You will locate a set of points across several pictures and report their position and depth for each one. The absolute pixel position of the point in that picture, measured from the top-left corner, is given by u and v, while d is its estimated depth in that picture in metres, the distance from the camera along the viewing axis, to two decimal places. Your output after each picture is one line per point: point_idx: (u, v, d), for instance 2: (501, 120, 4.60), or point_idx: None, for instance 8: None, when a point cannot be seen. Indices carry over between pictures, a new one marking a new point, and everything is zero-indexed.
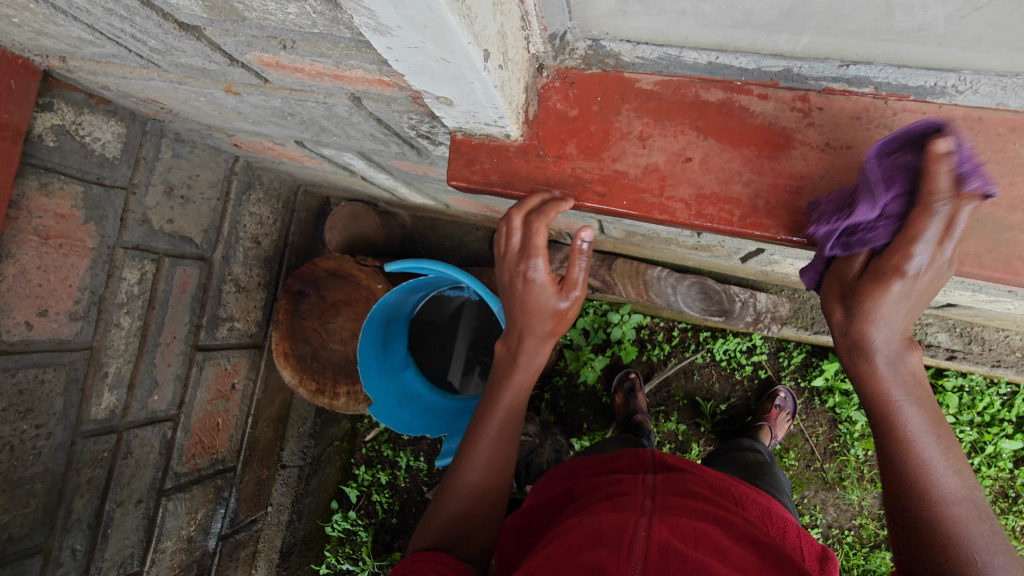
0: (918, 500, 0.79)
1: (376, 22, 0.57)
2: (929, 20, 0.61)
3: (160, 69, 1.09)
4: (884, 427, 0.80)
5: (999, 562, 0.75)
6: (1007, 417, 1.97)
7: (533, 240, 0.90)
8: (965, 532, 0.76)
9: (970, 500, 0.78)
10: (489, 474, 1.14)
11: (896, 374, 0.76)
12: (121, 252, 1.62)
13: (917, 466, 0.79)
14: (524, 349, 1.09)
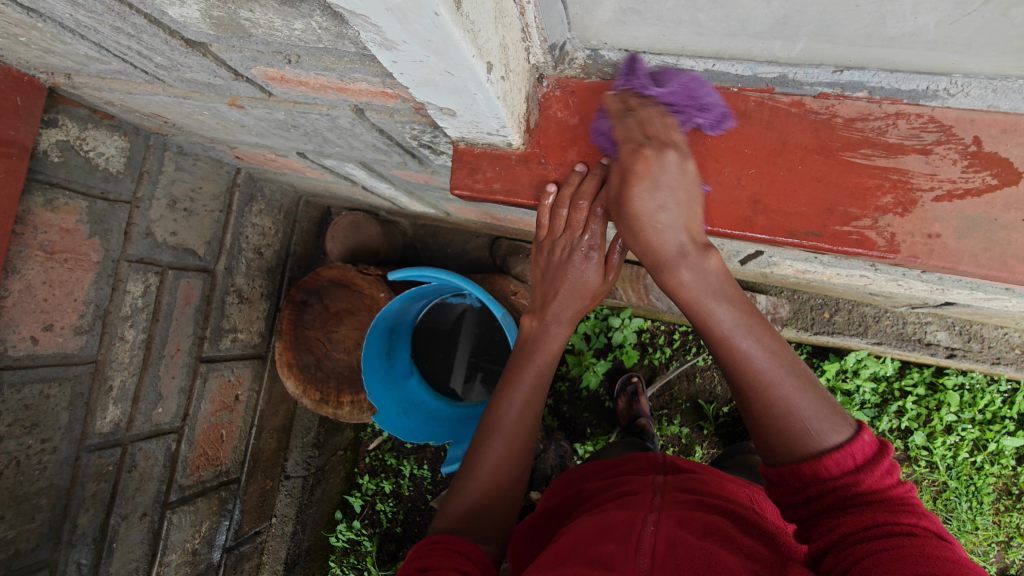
0: (753, 393, 0.83)
1: (383, 38, 0.58)
2: (920, 26, 0.62)
3: (165, 85, 1.11)
4: (709, 333, 0.86)
5: (828, 425, 0.77)
6: (1008, 414, 1.98)
7: (590, 221, 0.94)
8: (797, 408, 0.79)
9: (793, 375, 0.81)
10: (504, 470, 1.13)
11: (697, 271, 0.83)
12: (125, 265, 1.63)
13: (738, 360, 0.83)
14: (556, 325, 1.12)
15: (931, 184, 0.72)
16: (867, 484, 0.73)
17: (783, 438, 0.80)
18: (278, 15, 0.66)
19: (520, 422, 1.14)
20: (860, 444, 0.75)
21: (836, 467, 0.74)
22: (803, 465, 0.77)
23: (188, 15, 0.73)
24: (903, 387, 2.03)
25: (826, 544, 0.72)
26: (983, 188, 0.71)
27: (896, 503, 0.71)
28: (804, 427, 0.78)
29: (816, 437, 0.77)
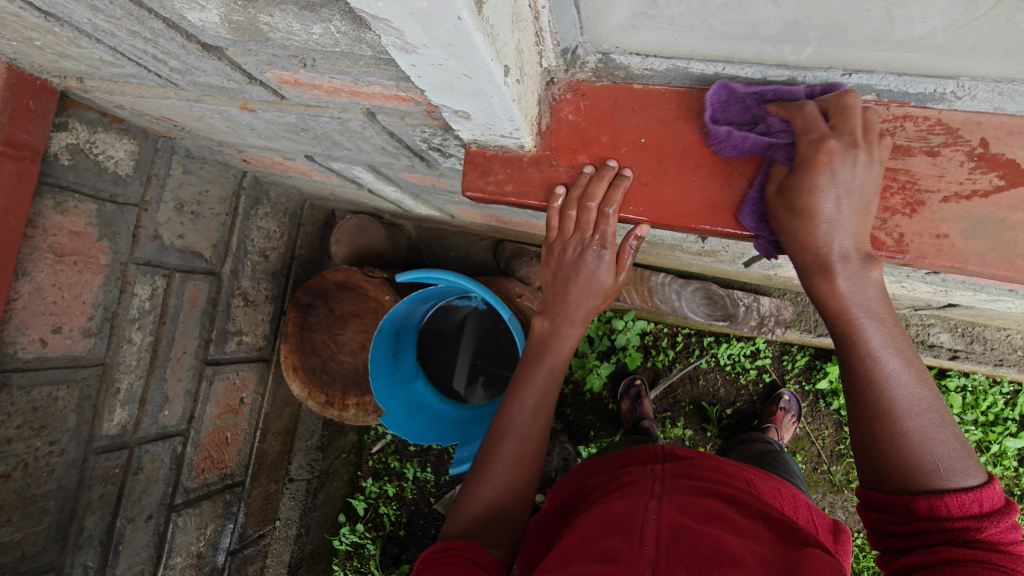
0: (886, 416, 0.78)
1: (403, 41, 0.59)
2: (928, 30, 0.63)
3: (177, 88, 1.12)
4: (849, 345, 0.79)
5: (962, 469, 0.76)
6: (1011, 416, 1.99)
7: (602, 224, 0.91)
8: (932, 445, 0.77)
9: (937, 411, 0.78)
10: (518, 469, 1.14)
11: (855, 300, 0.76)
12: (133, 268, 1.64)
13: (881, 382, 0.78)
14: (569, 326, 1.14)
15: (938, 185, 0.74)
16: (989, 532, 0.73)
17: (904, 467, 0.78)
18: (298, 20, 0.67)
19: (532, 422, 1.16)
20: (990, 493, 0.75)
21: (960, 510, 0.74)
22: (924, 501, 0.76)
23: (208, 19, 0.74)
24: None
25: (916, 560, 0.75)
26: (989, 189, 0.72)
27: (1007, 550, 0.72)
28: (936, 467, 0.76)
29: (949, 479, 0.76)
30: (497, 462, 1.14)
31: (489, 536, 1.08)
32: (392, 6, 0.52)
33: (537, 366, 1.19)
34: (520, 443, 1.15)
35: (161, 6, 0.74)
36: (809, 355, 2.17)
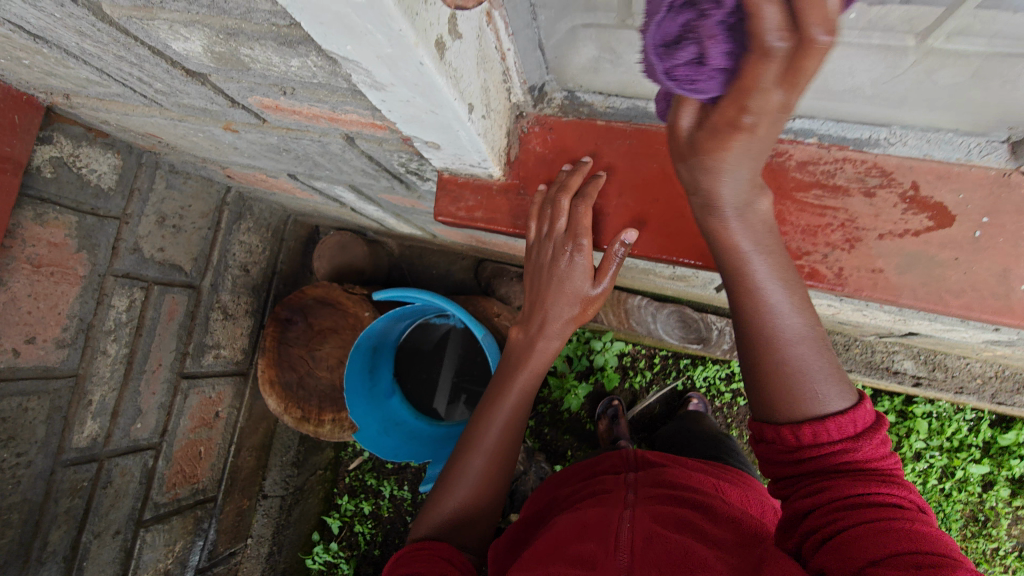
0: (765, 342, 0.78)
1: (372, 80, 0.63)
2: (858, 84, 0.69)
3: (162, 108, 1.15)
4: (730, 275, 0.78)
5: (836, 392, 0.75)
6: (974, 442, 2.05)
7: (581, 223, 0.89)
8: (807, 368, 0.76)
9: (814, 336, 0.78)
10: (487, 477, 1.17)
11: (743, 225, 0.73)
12: (111, 280, 1.65)
13: (761, 309, 0.77)
14: (545, 337, 1.11)
15: (875, 224, 0.79)
16: (863, 451, 0.72)
17: (781, 394, 0.77)
18: (276, 55, 0.71)
19: (504, 432, 1.18)
20: (861, 413, 0.74)
21: (837, 433, 0.73)
22: (801, 427, 0.75)
23: (190, 50, 0.77)
24: None
25: (809, 506, 0.73)
26: (921, 229, 0.78)
27: (881, 472, 0.72)
28: (811, 392, 0.75)
29: (822, 403, 0.75)
30: (467, 468, 1.17)
31: (457, 541, 1.13)
32: (360, 51, 0.56)
33: (514, 376, 1.18)
34: (490, 450, 1.17)
35: (146, 34, 0.76)
36: None
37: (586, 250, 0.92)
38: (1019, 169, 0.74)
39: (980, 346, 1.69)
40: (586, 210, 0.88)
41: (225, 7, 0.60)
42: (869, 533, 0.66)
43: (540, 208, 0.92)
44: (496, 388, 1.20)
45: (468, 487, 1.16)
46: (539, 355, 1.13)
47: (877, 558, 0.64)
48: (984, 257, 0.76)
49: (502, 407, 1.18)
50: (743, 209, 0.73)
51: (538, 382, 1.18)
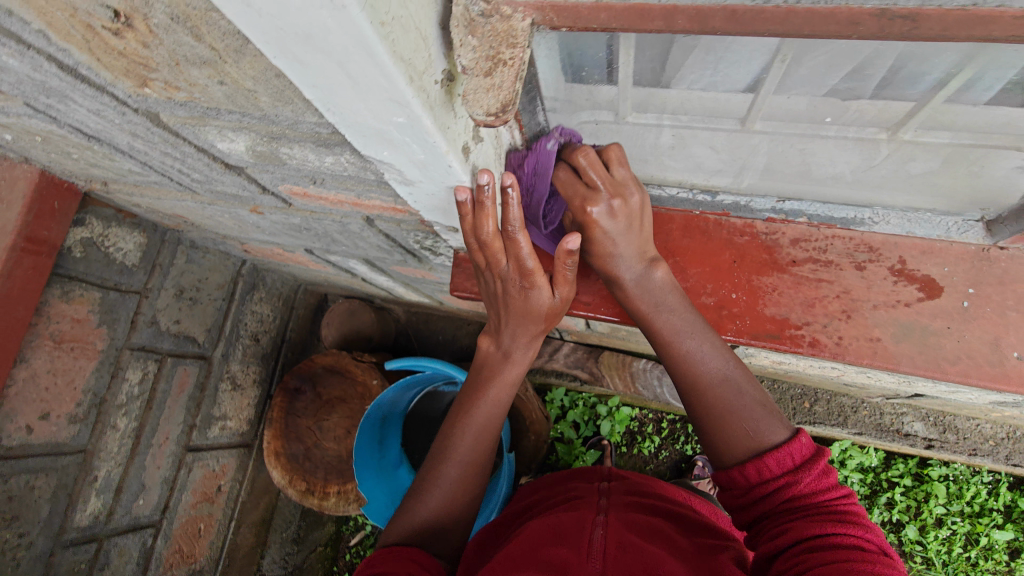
0: (698, 388, 0.85)
1: (403, 177, 0.70)
2: (839, 171, 0.77)
3: (195, 194, 1.23)
4: (654, 332, 0.88)
5: (767, 427, 0.80)
6: (995, 506, 2.01)
7: (511, 245, 0.81)
8: (736, 406, 0.82)
9: (741, 375, 0.84)
10: (462, 486, 1.07)
11: (643, 290, 0.86)
12: (127, 353, 1.68)
13: (684, 358, 0.85)
14: (518, 352, 1.05)
15: (868, 296, 0.84)
16: (805, 483, 0.74)
17: (720, 430, 0.83)
18: (313, 154, 0.78)
19: (479, 438, 1.08)
20: (798, 446, 0.77)
21: (777, 468, 0.76)
22: (745, 466, 0.79)
23: (234, 148, 0.85)
24: (890, 478, 2.09)
25: (775, 549, 0.72)
26: (912, 300, 0.83)
27: (833, 510, 0.72)
28: (745, 429, 0.80)
29: (758, 439, 0.79)
30: (440, 478, 1.07)
31: (430, 548, 1.01)
32: (395, 156, 0.63)
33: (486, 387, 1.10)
34: (467, 457, 1.08)
35: (195, 137, 0.84)
36: None
37: (537, 274, 0.86)
38: (995, 244, 0.80)
39: (987, 406, 1.70)
40: (524, 237, 0.80)
41: (274, 119, 0.68)
42: (829, 569, 0.64)
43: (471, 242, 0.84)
44: (470, 394, 1.12)
45: (441, 497, 1.05)
46: (515, 364, 1.06)
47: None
48: (973, 326, 0.80)
49: (476, 417, 1.08)
50: (639, 267, 0.86)
51: (511, 393, 1.10)
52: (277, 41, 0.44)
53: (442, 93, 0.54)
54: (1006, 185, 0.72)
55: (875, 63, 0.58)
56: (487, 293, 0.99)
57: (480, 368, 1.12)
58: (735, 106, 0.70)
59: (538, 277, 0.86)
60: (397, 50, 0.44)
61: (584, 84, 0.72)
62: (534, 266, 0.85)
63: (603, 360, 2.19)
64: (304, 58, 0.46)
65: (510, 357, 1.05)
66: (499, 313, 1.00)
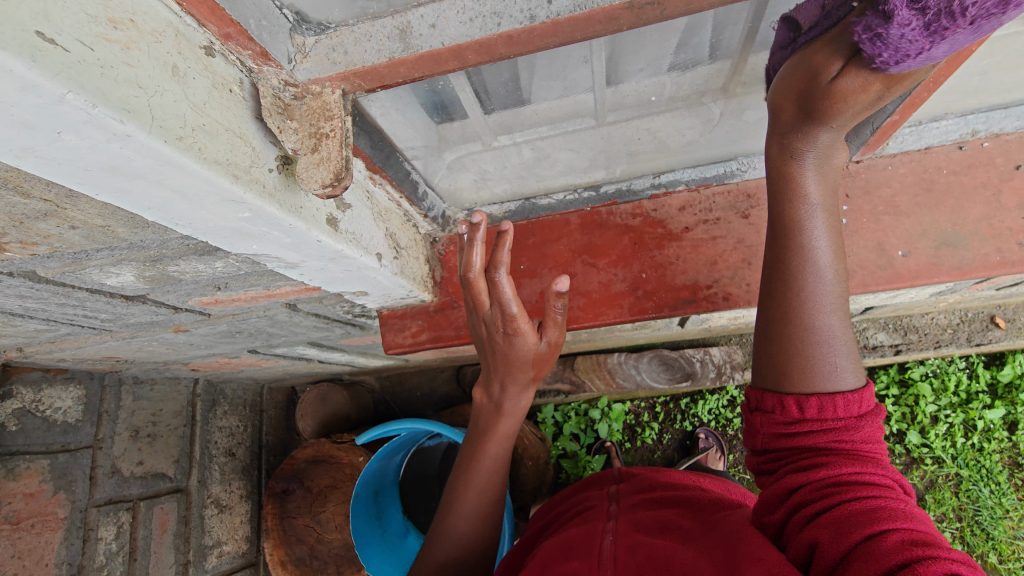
0: (787, 311, 0.70)
1: (285, 262, 0.71)
2: (690, 136, 0.83)
3: (112, 332, 1.21)
4: (775, 235, 0.71)
5: (847, 372, 0.69)
6: (980, 388, 2.08)
7: (499, 293, 0.79)
8: (830, 341, 0.69)
9: (839, 314, 0.71)
10: (475, 536, 1.06)
11: (814, 180, 0.67)
12: (94, 512, 1.61)
13: (793, 271, 0.70)
14: (510, 399, 0.99)
15: (760, 239, 0.88)
16: (864, 433, 0.68)
17: (797, 368, 0.70)
18: (201, 264, 0.79)
19: (484, 490, 1.05)
20: (868, 396, 0.69)
21: (843, 411, 0.68)
22: (809, 401, 0.68)
23: (124, 280, 0.85)
24: (879, 393, 2.14)
25: (802, 481, 0.67)
26: None
27: (874, 456, 0.67)
28: (829, 371, 0.69)
29: (838, 382, 0.69)
30: (452, 530, 1.05)
31: None
32: (265, 246, 0.64)
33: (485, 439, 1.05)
34: (475, 510, 1.05)
35: (81, 281, 0.83)
36: None
37: (522, 320, 0.82)
38: (852, 159, 0.86)
39: (932, 299, 1.77)
40: (508, 282, 0.78)
41: (143, 244, 0.68)
42: (868, 508, 0.61)
43: (465, 279, 0.81)
44: (470, 447, 1.07)
45: (456, 547, 1.04)
46: (509, 416, 1.01)
47: (877, 531, 0.58)
48: (856, 237, 0.85)
49: (479, 465, 1.05)
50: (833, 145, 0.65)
51: (510, 444, 1.05)
52: (89, 179, 0.45)
53: (281, 178, 0.56)
54: None
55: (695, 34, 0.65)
56: (474, 339, 0.93)
57: (475, 419, 1.06)
58: (583, 105, 0.77)
59: (525, 320, 0.83)
60: (209, 155, 0.46)
61: (439, 125, 0.78)
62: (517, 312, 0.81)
63: (578, 365, 2.19)
64: (124, 187, 0.47)
65: (505, 408, 1.00)
66: (488, 360, 0.94)
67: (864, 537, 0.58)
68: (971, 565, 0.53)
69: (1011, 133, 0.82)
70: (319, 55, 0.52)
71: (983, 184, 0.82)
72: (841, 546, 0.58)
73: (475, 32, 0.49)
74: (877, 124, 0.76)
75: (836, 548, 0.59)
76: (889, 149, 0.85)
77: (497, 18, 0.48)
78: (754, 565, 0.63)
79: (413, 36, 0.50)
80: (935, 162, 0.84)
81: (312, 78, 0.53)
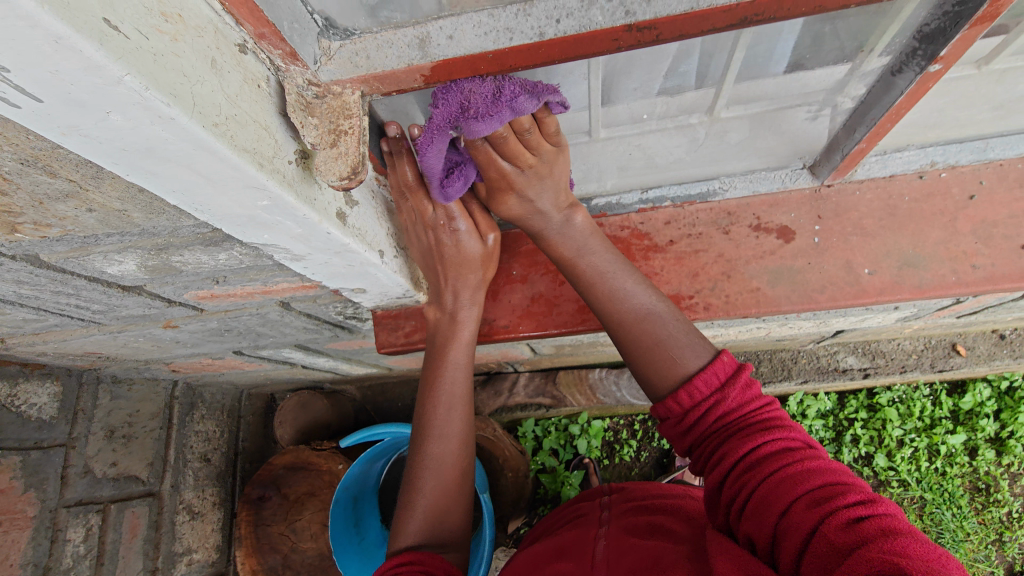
0: (624, 323, 0.87)
1: (292, 253, 0.74)
2: (677, 154, 0.90)
3: (101, 325, 1.20)
4: (580, 283, 0.89)
5: (690, 352, 0.83)
6: (943, 414, 2.17)
7: (436, 195, 0.87)
8: (665, 336, 0.84)
9: (665, 308, 0.87)
10: (453, 470, 1.00)
11: (565, 236, 0.89)
12: (63, 512, 1.58)
13: (607, 297, 0.88)
14: (464, 305, 0.97)
15: (739, 253, 0.94)
16: (733, 400, 0.78)
17: (653, 366, 0.84)
18: (205, 255, 0.81)
19: (455, 407, 1.02)
20: (721, 364, 0.81)
21: (706, 388, 0.79)
22: (678, 394, 0.81)
23: (125, 269, 0.86)
24: (848, 416, 2.21)
25: (721, 478, 0.74)
26: (775, 248, 0.93)
27: (759, 420, 0.76)
28: (675, 355, 0.83)
29: (683, 364, 0.82)
30: (428, 461, 1.00)
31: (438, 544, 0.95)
32: (276, 236, 0.67)
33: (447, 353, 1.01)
34: (449, 431, 1.01)
35: (82, 268, 0.84)
36: None
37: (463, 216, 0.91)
38: (824, 184, 0.93)
39: (898, 325, 1.87)
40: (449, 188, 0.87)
41: (154, 231, 0.71)
42: (773, 482, 0.68)
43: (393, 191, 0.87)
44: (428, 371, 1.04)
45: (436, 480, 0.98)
46: (467, 326, 0.98)
47: (786, 506, 0.65)
48: (827, 255, 0.91)
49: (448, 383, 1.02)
50: (557, 211, 0.88)
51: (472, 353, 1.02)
52: (123, 159, 0.48)
53: (299, 171, 0.59)
54: (809, 135, 0.86)
55: (685, 62, 0.73)
56: (419, 259, 0.96)
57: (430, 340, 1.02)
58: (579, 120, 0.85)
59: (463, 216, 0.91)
60: (239, 143, 0.50)
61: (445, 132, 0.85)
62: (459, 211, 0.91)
63: (561, 380, 2.24)
64: (154, 169, 0.50)
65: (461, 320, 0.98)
66: (438, 274, 0.96)
67: (779, 515, 0.65)
68: (864, 506, 0.60)
69: (966, 166, 0.90)
70: (344, 58, 0.56)
71: (940, 211, 0.89)
72: (767, 535, 0.66)
73: (489, 45, 0.54)
74: (846, 151, 0.82)
75: (764, 536, 0.66)
76: (858, 175, 0.92)
77: (510, 33, 0.53)
78: (724, 557, 0.66)
79: (432, 46, 0.55)
80: (899, 189, 0.91)
81: (334, 79, 0.57)
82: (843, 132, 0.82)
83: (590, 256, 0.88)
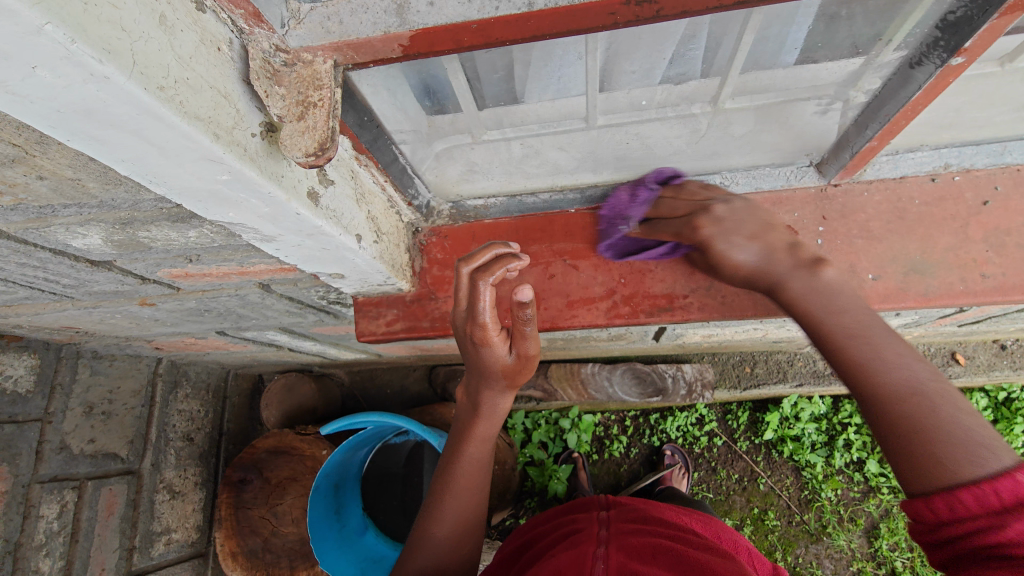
0: (880, 405, 0.66)
1: (261, 234, 0.69)
2: (678, 146, 0.85)
3: (74, 300, 1.17)
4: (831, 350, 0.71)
5: (984, 450, 0.59)
6: None
7: (478, 299, 0.79)
8: (946, 426, 0.61)
9: (942, 387, 0.65)
10: (457, 542, 1.03)
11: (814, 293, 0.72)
12: (37, 488, 1.55)
13: (860, 372, 0.68)
14: (487, 404, 1.00)
15: None
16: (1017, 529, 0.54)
17: (909, 457, 0.63)
18: (174, 231, 0.77)
19: (467, 491, 1.05)
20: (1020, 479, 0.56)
21: (977, 505, 0.57)
22: (934, 499, 0.60)
23: (91, 243, 0.82)
24: (842, 421, 2.17)
25: None
26: None
27: None
28: (955, 455, 0.60)
29: (957, 466, 0.59)
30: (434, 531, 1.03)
31: None
32: (242, 215, 0.63)
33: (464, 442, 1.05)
34: (456, 514, 1.04)
35: (44, 240, 0.80)
36: (749, 410, 2.24)
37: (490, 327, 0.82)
38: (830, 183, 0.88)
39: (897, 332, 1.83)
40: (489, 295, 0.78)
41: (115, 204, 0.66)
42: None
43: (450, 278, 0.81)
44: (448, 454, 1.07)
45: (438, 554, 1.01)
46: (486, 420, 1.01)
47: None
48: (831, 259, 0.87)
49: (462, 465, 1.05)
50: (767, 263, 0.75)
51: (489, 447, 1.06)
52: (62, 122, 0.44)
53: (264, 145, 0.55)
54: (818, 129, 0.81)
55: (692, 46, 0.67)
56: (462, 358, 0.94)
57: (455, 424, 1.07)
58: (576, 106, 0.79)
59: (491, 325, 0.82)
60: (190, 109, 0.45)
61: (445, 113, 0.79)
62: (492, 324, 0.82)
63: (552, 373, 2.18)
64: (100, 136, 0.45)
65: (482, 411, 1.00)
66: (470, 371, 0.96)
67: None
68: None
69: (981, 170, 0.85)
70: (314, 23, 0.51)
71: (953, 216, 0.85)
72: None
73: (472, 14, 0.49)
74: (856, 149, 0.78)
75: None
76: (867, 175, 0.87)
77: (495, 2, 0.48)
78: None
79: (411, 12, 0.50)
80: (909, 192, 0.87)
81: (304, 45, 0.53)
82: (853, 128, 0.77)
83: (838, 324, 0.70)
